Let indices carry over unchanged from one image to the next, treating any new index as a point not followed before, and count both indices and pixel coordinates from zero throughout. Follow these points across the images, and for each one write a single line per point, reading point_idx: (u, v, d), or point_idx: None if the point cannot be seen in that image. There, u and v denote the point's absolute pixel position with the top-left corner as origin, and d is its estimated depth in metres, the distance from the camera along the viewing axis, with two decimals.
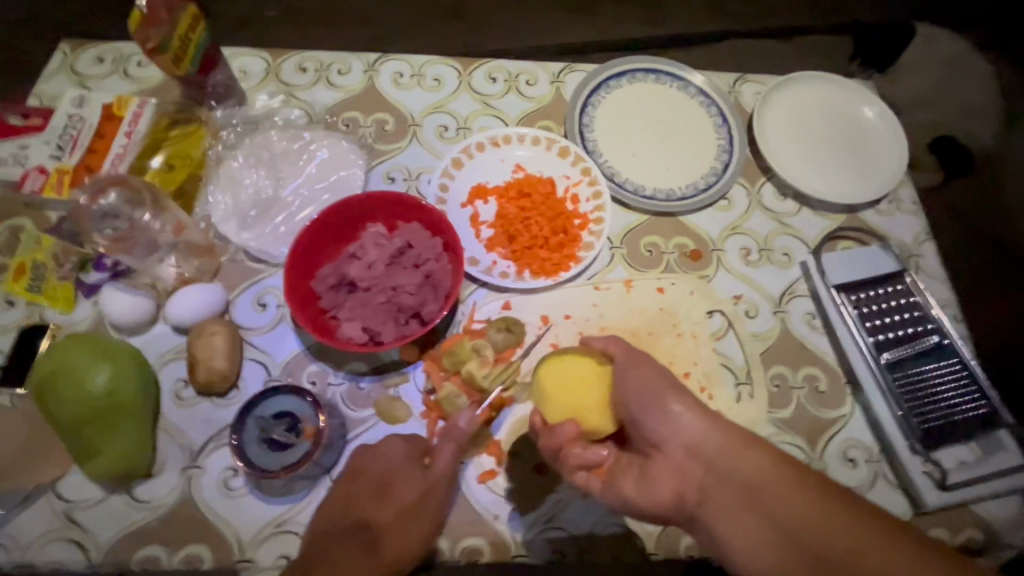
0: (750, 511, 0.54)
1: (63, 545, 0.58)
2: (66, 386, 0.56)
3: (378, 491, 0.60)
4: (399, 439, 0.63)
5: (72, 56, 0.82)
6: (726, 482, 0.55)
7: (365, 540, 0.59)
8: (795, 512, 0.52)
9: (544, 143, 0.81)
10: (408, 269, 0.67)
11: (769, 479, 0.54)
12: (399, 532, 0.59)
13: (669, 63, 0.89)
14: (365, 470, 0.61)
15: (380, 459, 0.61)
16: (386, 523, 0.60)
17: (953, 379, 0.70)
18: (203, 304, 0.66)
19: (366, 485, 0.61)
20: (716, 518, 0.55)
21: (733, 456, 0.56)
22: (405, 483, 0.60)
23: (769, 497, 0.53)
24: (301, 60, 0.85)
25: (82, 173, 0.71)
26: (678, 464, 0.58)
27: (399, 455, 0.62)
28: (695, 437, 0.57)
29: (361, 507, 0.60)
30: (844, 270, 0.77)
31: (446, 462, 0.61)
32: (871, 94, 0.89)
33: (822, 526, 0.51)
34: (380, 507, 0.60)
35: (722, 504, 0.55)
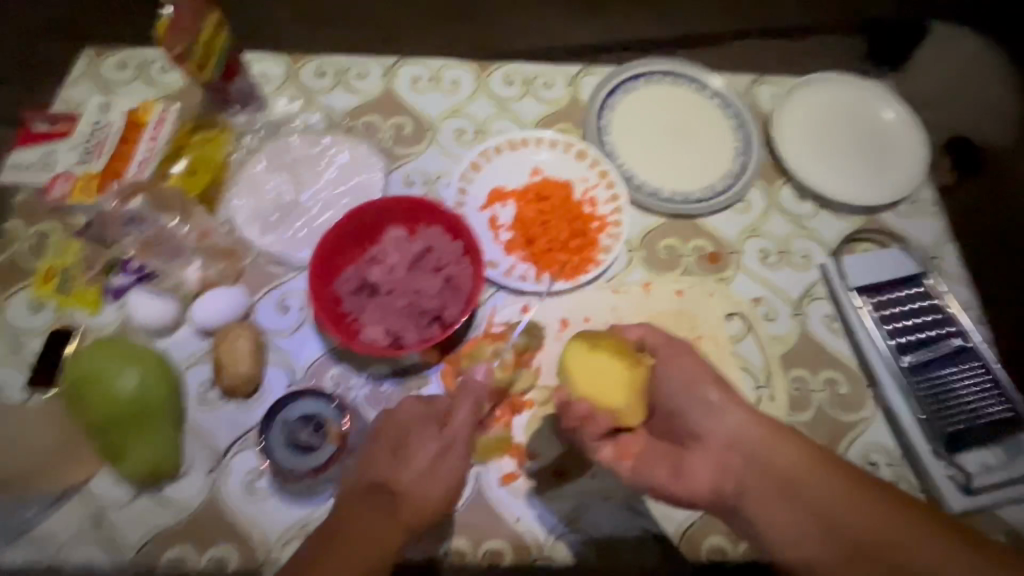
0: (785, 501, 0.55)
1: (94, 545, 0.59)
2: (96, 389, 0.57)
3: (427, 462, 0.57)
4: (450, 411, 0.60)
5: (96, 63, 0.83)
6: (762, 474, 0.56)
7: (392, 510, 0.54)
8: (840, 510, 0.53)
9: (562, 146, 0.82)
10: (429, 273, 0.68)
11: (804, 470, 0.55)
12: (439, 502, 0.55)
13: (685, 65, 0.89)
14: (408, 443, 0.58)
15: (411, 423, 0.59)
16: (426, 496, 0.55)
17: (975, 382, 0.70)
18: (226, 309, 0.67)
19: (415, 459, 0.57)
20: (753, 507, 0.56)
21: (766, 446, 0.56)
22: (440, 454, 0.57)
23: (807, 487, 0.54)
24: (320, 64, 0.86)
25: (107, 179, 0.71)
26: (715, 454, 0.58)
27: (449, 435, 0.58)
28: (720, 433, 0.58)
29: (380, 467, 0.57)
30: (864, 272, 0.76)
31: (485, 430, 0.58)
32: (890, 94, 0.89)
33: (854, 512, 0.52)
34: (403, 467, 0.56)
35: (761, 495, 0.56)
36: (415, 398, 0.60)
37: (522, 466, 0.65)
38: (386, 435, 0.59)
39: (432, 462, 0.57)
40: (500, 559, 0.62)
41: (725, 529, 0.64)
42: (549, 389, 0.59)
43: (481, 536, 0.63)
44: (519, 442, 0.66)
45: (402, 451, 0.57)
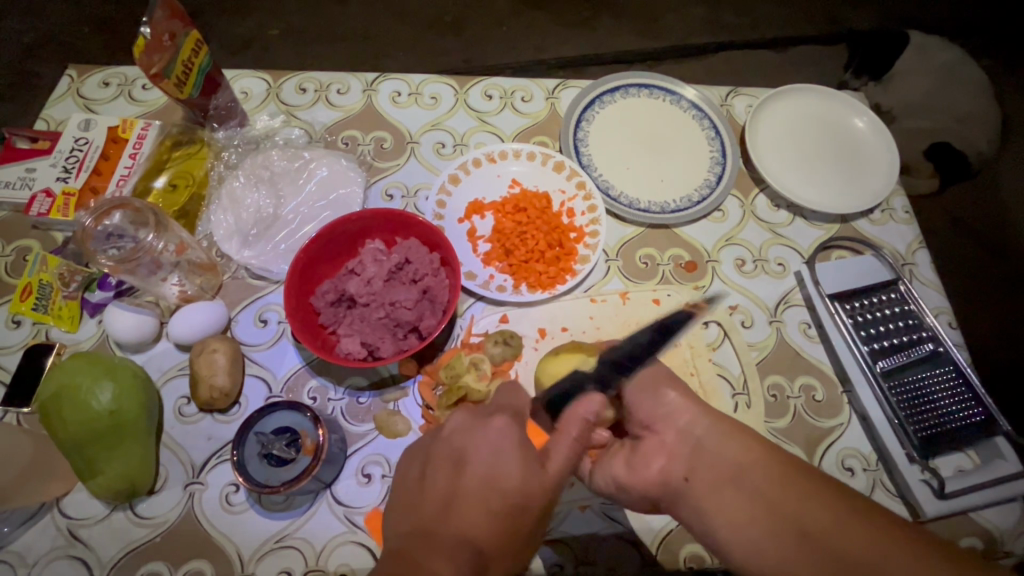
0: (735, 489, 0.52)
1: (67, 562, 0.59)
2: (70, 404, 0.57)
3: (487, 487, 0.49)
4: (512, 421, 0.53)
5: (79, 81, 0.84)
6: (713, 467, 0.55)
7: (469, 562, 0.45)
8: (792, 504, 0.50)
9: (540, 158, 0.83)
10: (406, 284, 0.68)
11: (755, 461, 0.54)
12: (506, 552, 0.49)
13: (662, 78, 0.90)
14: (472, 457, 0.51)
15: (486, 448, 0.51)
16: (495, 546, 0.47)
17: (949, 387, 0.70)
18: (204, 322, 0.67)
19: (478, 478, 0.50)
20: (702, 497, 0.54)
21: (720, 439, 0.56)
22: (519, 477, 0.49)
23: (759, 480, 0.52)
24: (301, 80, 0.88)
25: (89, 195, 0.73)
26: (666, 443, 0.58)
27: (515, 442, 0.51)
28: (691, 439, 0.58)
29: (459, 507, 0.49)
30: (837, 279, 0.77)
31: (559, 464, 0.51)
32: (862, 105, 0.91)
33: (806, 505, 0.49)
34: (487, 500, 0.49)
35: (709, 482, 0.54)
36: (478, 421, 0.53)
37: None
38: (444, 474, 0.51)
39: (500, 487, 0.49)
40: None
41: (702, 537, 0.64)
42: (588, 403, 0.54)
43: None
44: None
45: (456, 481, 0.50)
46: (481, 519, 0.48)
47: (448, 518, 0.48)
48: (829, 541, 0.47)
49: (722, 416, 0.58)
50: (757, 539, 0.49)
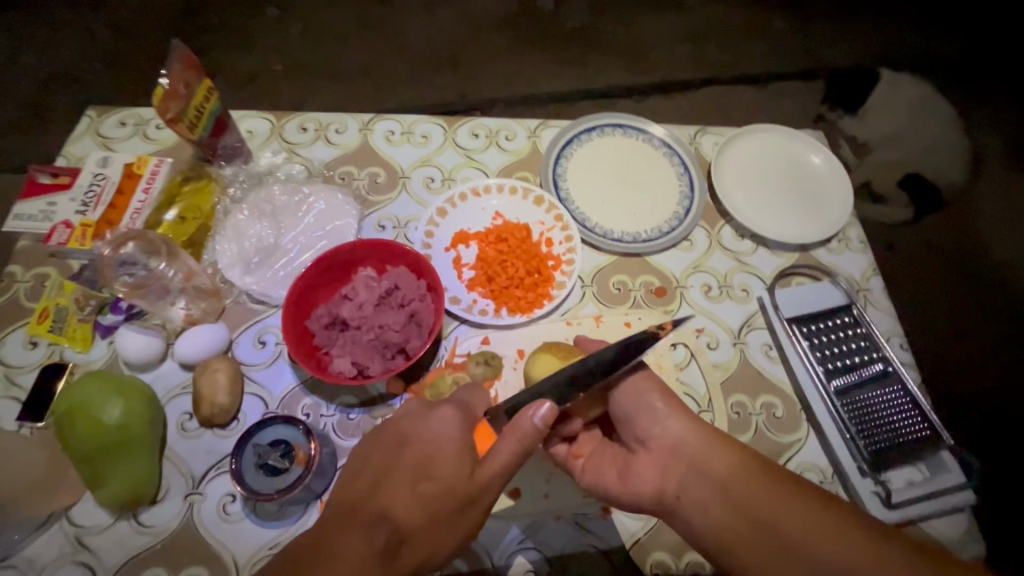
0: (723, 503, 0.59)
1: (74, 568, 0.63)
2: (81, 419, 0.62)
3: (420, 469, 0.57)
4: (457, 412, 0.61)
5: (98, 121, 0.92)
6: (700, 478, 0.61)
7: (386, 535, 0.53)
8: (766, 510, 0.57)
9: (520, 192, 0.90)
10: (395, 309, 0.74)
11: (740, 476, 0.59)
12: (427, 533, 0.55)
13: (635, 119, 0.98)
14: (415, 443, 0.59)
15: (434, 431, 0.59)
16: (413, 526, 0.55)
17: (898, 404, 0.75)
18: (208, 344, 0.73)
19: (416, 461, 0.58)
20: (692, 510, 0.61)
21: (704, 452, 0.62)
22: (451, 466, 0.57)
23: (740, 491, 0.59)
24: (302, 120, 0.95)
25: (103, 227, 0.79)
26: (659, 460, 0.64)
27: (453, 436, 0.59)
28: (676, 439, 0.64)
29: (388, 491, 0.56)
30: (796, 303, 0.83)
31: (500, 461, 0.56)
32: (818, 143, 0.99)
33: (779, 513, 0.56)
34: (422, 487, 0.56)
35: (698, 497, 0.61)
36: (429, 410, 0.62)
37: None
38: (399, 478, 0.57)
39: (437, 468, 0.57)
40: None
41: (668, 545, 0.68)
42: (538, 405, 0.56)
43: None
44: None
45: (398, 459, 0.59)
46: (416, 508, 0.55)
47: (389, 503, 0.55)
48: (768, 522, 0.56)
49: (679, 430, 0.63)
50: (730, 539, 0.58)
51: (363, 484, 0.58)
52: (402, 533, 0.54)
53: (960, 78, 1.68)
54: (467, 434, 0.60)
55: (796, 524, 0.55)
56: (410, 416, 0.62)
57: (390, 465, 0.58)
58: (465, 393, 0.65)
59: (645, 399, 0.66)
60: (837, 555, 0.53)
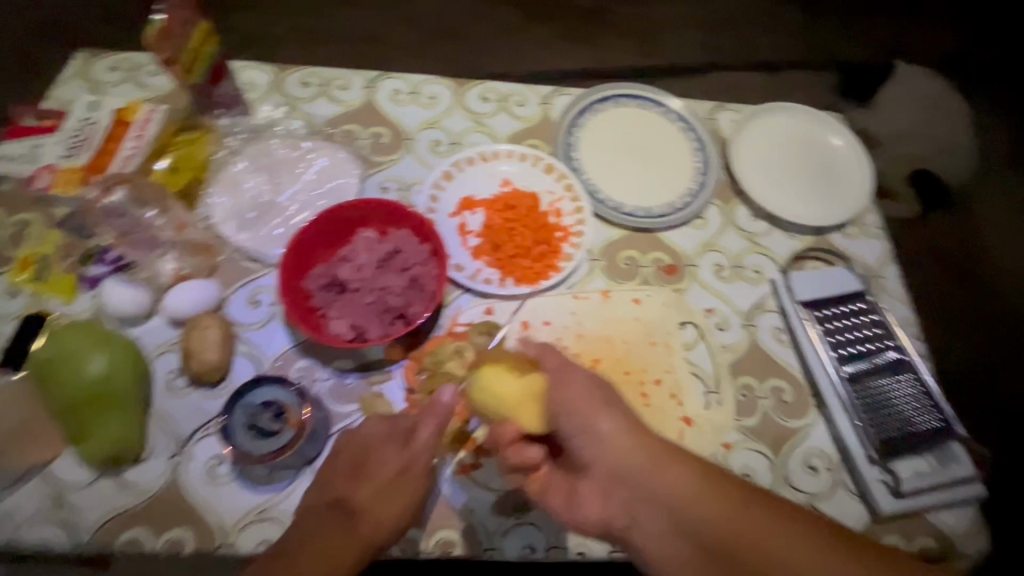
0: (676, 534, 0.56)
1: (51, 525, 0.60)
2: (64, 370, 0.60)
3: (358, 462, 0.61)
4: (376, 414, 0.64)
5: (88, 63, 0.87)
6: (650, 504, 0.58)
7: (340, 522, 0.57)
8: (719, 525, 0.55)
9: (531, 160, 0.86)
10: (396, 272, 0.70)
11: (686, 495, 0.56)
12: (377, 511, 0.58)
13: (651, 90, 0.95)
14: (350, 444, 0.62)
15: (364, 430, 0.62)
16: (363, 503, 0.58)
17: (911, 392, 0.73)
18: (198, 300, 0.70)
19: (353, 458, 0.61)
20: (644, 543, 0.58)
21: (650, 472, 0.58)
22: (381, 452, 0.60)
23: (694, 517, 0.56)
24: (304, 74, 0.91)
25: (90, 172, 0.74)
26: (601, 484, 0.60)
27: (380, 432, 0.62)
28: (620, 454, 0.59)
29: (337, 486, 0.60)
30: (811, 287, 0.80)
31: (424, 439, 0.60)
32: (839, 124, 0.95)
33: (721, 524, 0.55)
34: (364, 476, 0.60)
35: (653, 533, 0.58)
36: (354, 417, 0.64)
37: (479, 457, 0.67)
38: (341, 471, 0.60)
39: (372, 455, 0.61)
40: (451, 549, 0.63)
41: None
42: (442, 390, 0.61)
43: (434, 526, 0.64)
44: (474, 434, 0.68)
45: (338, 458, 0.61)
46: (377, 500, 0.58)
47: (342, 494, 0.59)
48: (717, 542, 0.54)
49: None
50: (677, 559, 0.56)
51: (316, 483, 0.61)
52: (357, 511, 0.58)
53: (980, 72, 1.65)
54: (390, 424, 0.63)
55: (751, 543, 0.53)
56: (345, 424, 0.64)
57: (335, 460, 0.62)
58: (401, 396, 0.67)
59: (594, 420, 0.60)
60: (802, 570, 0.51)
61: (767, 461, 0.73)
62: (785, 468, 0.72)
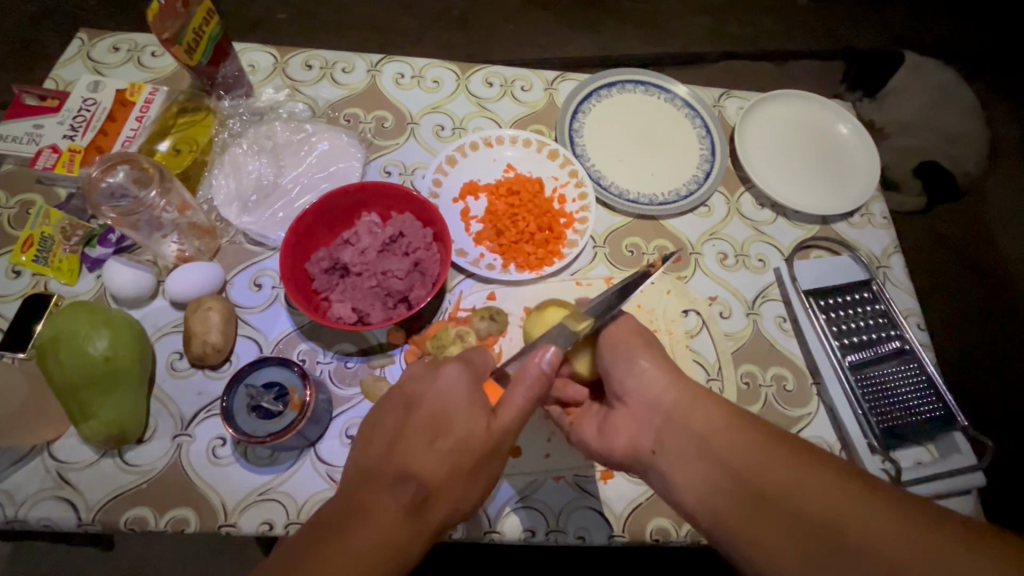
0: (703, 461, 0.53)
1: (55, 503, 0.60)
2: (67, 349, 0.59)
3: (435, 427, 0.53)
4: (461, 368, 0.57)
5: (89, 44, 0.86)
6: (678, 433, 0.56)
7: (410, 496, 0.49)
8: (768, 470, 0.49)
9: (535, 145, 0.86)
10: (399, 256, 0.70)
11: (722, 429, 0.53)
12: (451, 485, 0.51)
13: (657, 76, 0.94)
14: (423, 401, 0.55)
15: (441, 389, 0.55)
16: (435, 480, 0.50)
17: (914, 382, 0.73)
18: (201, 282, 0.70)
19: (428, 418, 0.54)
20: (666, 465, 0.55)
21: (686, 406, 0.56)
22: (465, 418, 0.53)
23: (722, 445, 0.52)
24: (307, 57, 0.90)
25: (92, 153, 0.75)
26: (636, 415, 0.60)
27: (462, 395, 0.55)
28: (655, 393, 0.59)
29: (406, 450, 0.52)
30: (813, 277, 0.81)
31: (512, 410, 0.54)
32: (847, 112, 0.94)
33: (766, 469, 0.49)
34: (439, 442, 0.52)
35: (675, 455, 0.55)
36: (432, 370, 0.58)
37: None
38: (415, 434, 0.53)
39: (453, 419, 0.54)
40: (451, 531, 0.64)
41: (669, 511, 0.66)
42: (543, 350, 0.56)
43: None
44: None
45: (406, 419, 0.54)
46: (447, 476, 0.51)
47: (409, 456, 0.51)
48: (759, 478, 0.49)
49: None
50: (704, 489, 0.52)
51: (378, 446, 0.53)
52: (430, 492, 0.50)
53: (990, 63, 1.63)
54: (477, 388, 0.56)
55: (781, 480, 0.48)
56: (416, 378, 0.58)
57: (403, 423, 0.54)
58: (475, 353, 0.61)
59: (629, 359, 0.61)
60: (867, 539, 0.43)
61: None
62: None
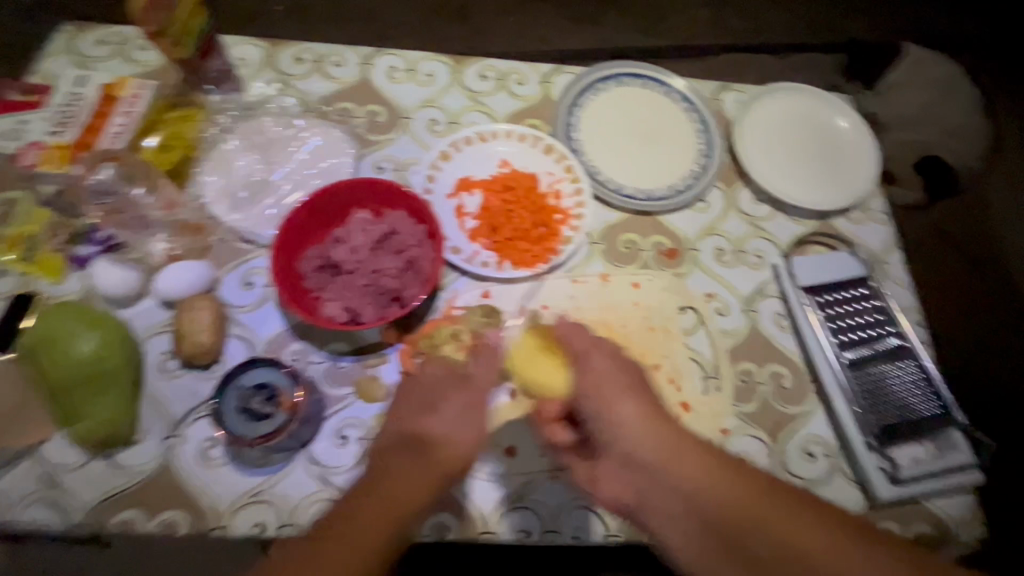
0: (685, 512, 0.57)
1: (45, 506, 0.60)
2: (56, 350, 0.59)
3: (427, 405, 0.61)
4: (445, 367, 0.63)
5: (74, 37, 0.84)
6: (665, 488, 0.58)
7: (413, 447, 0.59)
8: (745, 513, 0.55)
9: (530, 140, 0.84)
10: (391, 254, 0.69)
11: (702, 482, 0.57)
12: (444, 438, 0.59)
13: (654, 69, 0.92)
14: (430, 418, 0.60)
15: (428, 382, 0.62)
16: (439, 436, 0.59)
17: (911, 380, 0.73)
18: (191, 281, 0.68)
19: (422, 403, 0.61)
20: (651, 517, 0.59)
21: (665, 468, 0.58)
22: (451, 385, 0.62)
23: (705, 500, 0.57)
24: (298, 51, 0.88)
25: (77, 150, 0.72)
26: (618, 471, 0.61)
27: (447, 380, 0.62)
28: (634, 442, 0.60)
29: (409, 426, 0.61)
30: (810, 273, 0.80)
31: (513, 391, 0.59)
32: (846, 106, 0.93)
33: (730, 504, 0.56)
34: (433, 416, 0.60)
35: (659, 511, 0.59)
36: (420, 373, 0.63)
37: None
38: (414, 411, 0.61)
39: (443, 402, 0.61)
40: (445, 532, 0.63)
41: None
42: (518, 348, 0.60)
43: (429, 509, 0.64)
44: None
45: (414, 444, 0.59)
46: (465, 425, 0.60)
47: (423, 428, 0.60)
48: (734, 521, 0.55)
49: None
50: (687, 545, 0.57)
51: (382, 449, 0.60)
52: (431, 443, 0.59)
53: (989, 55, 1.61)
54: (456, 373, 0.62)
55: (781, 519, 0.55)
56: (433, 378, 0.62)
57: (410, 439, 0.59)
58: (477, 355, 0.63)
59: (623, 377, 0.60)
60: (819, 544, 0.53)
61: (766, 447, 0.72)
62: (783, 455, 0.72)
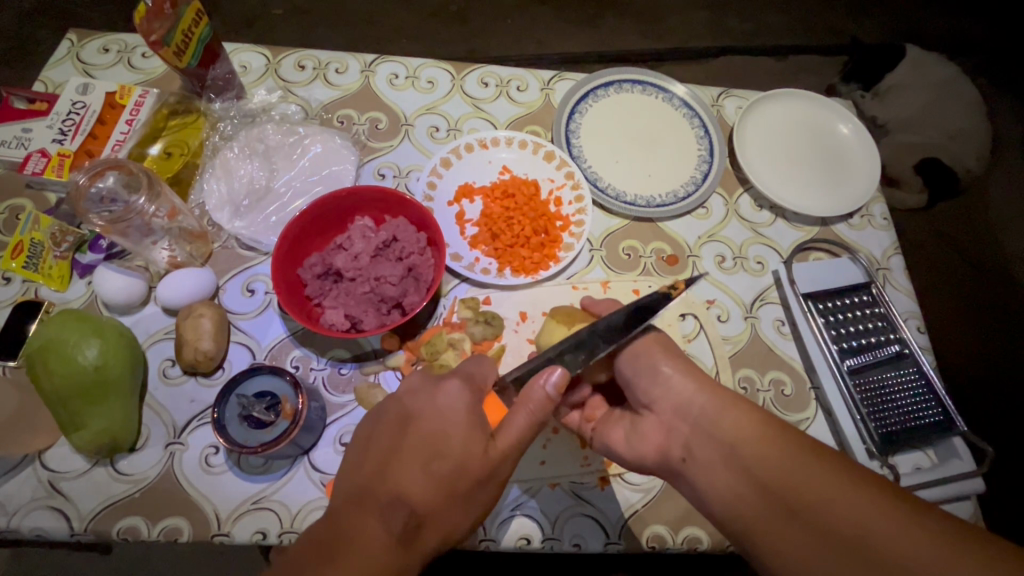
0: (729, 467, 0.53)
1: (47, 513, 0.60)
2: (56, 359, 0.59)
3: (430, 454, 0.52)
4: (462, 385, 0.56)
5: (78, 45, 0.85)
6: (709, 440, 0.56)
7: (403, 520, 0.49)
8: (795, 473, 0.50)
9: (531, 147, 0.85)
10: (392, 262, 0.69)
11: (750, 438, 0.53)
12: (441, 511, 0.51)
13: (655, 75, 0.92)
14: (420, 419, 0.54)
15: (441, 409, 0.54)
16: (428, 507, 0.50)
17: (912, 387, 0.72)
18: (192, 288, 0.69)
19: (424, 439, 0.53)
20: (694, 474, 0.55)
21: (717, 419, 0.56)
22: (463, 443, 0.52)
23: (750, 453, 0.52)
24: (300, 58, 0.89)
25: (83, 158, 0.74)
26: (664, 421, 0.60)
27: (463, 411, 0.54)
28: (683, 398, 0.59)
29: (398, 475, 0.51)
30: (812, 279, 0.79)
31: (514, 434, 0.53)
32: (846, 111, 0.93)
33: (784, 466, 0.50)
34: (432, 470, 0.52)
35: (703, 461, 0.55)
36: (434, 384, 0.57)
37: None
38: (409, 456, 0.52)
39: (448, 446, 0.52)
40: None
41: (665, 519, 0.66)
42: (549, 374, 0.55)
43: None
44: None
45: (404, 438, 0.54)
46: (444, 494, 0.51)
47: (407, 482, 0.51)
48: (785, 484, 0.49)
49: (706, 390, 0.58)
50: (738, 507, 0.51)
51: (375, 456, 0.53)
52: (420, 517, 0.50)
53: (991, 58, 1.60)
54: (478, 414, 0.55)
55: (825, 483, 0.48)
56: (415, 391, 0.57)
57: (399, 441, 0.54)
58: (472, 363, 0.60)
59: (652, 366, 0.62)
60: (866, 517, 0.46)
61: None
62: None
